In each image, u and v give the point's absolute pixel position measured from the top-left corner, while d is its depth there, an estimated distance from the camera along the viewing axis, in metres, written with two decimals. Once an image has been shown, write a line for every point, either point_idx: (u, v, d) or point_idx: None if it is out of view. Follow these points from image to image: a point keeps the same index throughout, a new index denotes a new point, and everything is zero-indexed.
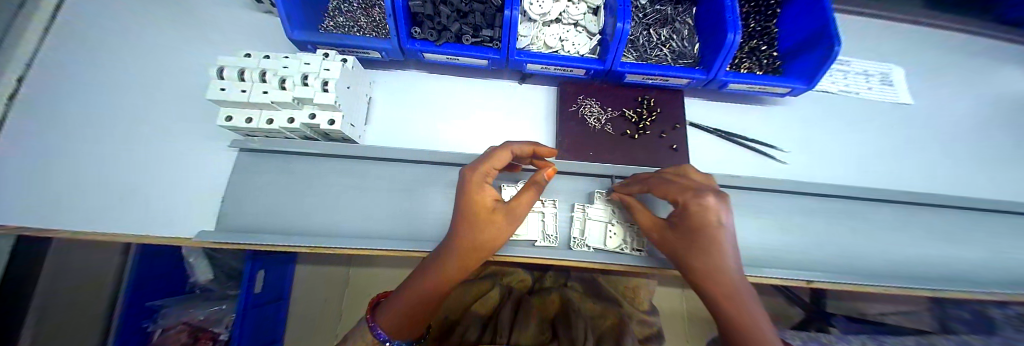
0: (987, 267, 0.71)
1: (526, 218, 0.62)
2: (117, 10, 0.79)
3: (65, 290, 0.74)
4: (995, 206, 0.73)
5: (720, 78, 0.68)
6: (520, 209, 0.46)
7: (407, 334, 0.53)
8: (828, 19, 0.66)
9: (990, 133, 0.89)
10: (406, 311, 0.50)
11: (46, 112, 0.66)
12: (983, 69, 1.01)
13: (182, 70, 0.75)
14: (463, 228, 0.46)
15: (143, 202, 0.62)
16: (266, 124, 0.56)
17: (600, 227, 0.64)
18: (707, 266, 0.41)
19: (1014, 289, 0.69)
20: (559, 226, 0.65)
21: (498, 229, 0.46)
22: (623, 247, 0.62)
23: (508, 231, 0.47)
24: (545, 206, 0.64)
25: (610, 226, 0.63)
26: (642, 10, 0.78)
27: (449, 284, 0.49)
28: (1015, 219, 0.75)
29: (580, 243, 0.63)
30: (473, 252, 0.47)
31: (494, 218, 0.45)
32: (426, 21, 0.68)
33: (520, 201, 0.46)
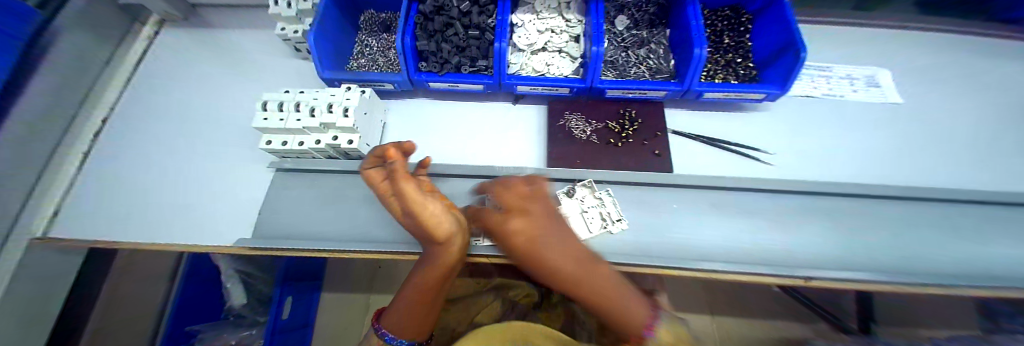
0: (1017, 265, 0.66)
1: None
2: (188, 66, 1.01)
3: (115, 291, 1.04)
4: (1002, 200, 0.71)
5: (694, 88, 0.74)
6: (418, 197, 0.49)
7: (410, 334, 0.61)
8: (793, 29, 0.71)
9: (995, 131, 0.87)
10: (406, 311, 0.59)
11: (122, 149, 0.86)
12: (981, 66, 1.01)
13: (230, 107, 0.91)
14: (411, 226, 0.55)
15: (195, 216, 0.74)
16: (299, 146, 0.68)
17: (581, 219, 0.69)
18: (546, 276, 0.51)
19: None
20: None
21: (434, 230, 0.51)
22: (606, 226, 0.67)
23: (440, 226, 0.51)
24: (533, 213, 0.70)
25: (587, 213, 0.68)
26: (620, 35, 0.87)
27: (439, 283, 0.59)
28: None
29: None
30: (434, 242, 0.54)
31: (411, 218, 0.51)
32: (431, 56, 0.80)
33: (401, 194, 0.48)
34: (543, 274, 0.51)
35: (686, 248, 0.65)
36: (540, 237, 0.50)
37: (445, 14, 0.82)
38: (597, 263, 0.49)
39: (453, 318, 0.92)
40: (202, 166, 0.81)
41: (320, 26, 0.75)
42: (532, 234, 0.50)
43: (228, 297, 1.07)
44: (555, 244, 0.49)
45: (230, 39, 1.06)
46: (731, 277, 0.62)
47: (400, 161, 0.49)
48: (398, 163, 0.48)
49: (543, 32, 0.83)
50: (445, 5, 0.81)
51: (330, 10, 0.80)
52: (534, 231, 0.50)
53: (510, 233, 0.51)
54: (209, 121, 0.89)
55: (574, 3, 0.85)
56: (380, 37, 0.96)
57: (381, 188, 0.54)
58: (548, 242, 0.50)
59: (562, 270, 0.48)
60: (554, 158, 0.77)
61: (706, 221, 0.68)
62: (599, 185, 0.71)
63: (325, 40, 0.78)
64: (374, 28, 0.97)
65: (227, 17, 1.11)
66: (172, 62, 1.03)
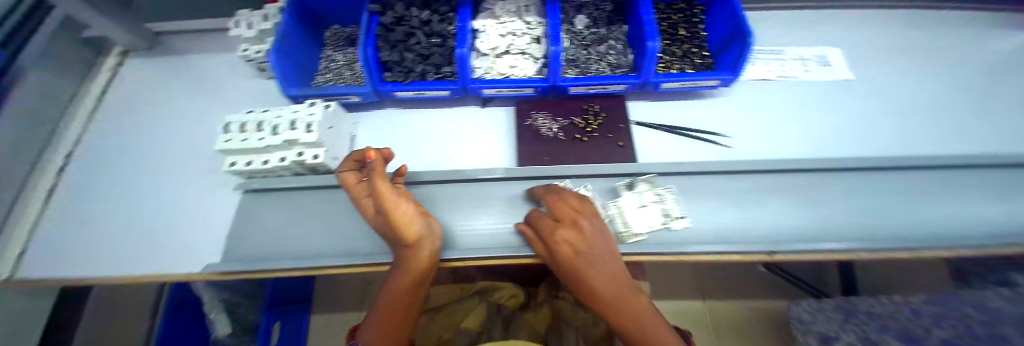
0: (984, 222, 0.66)
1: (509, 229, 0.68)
2: (153, 95, 1.00)
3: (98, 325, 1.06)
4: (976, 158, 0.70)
5: (652, 79, 0.76)
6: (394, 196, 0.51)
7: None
8: (740, 16, 0.74)
9: (939, 97, 0.92)
10: (378, 323, 0.59)
11: (85, 184, 0.84)
12: (923, 38, 1.07)
13: (196, 133, 0.90)
14: (383, 228, 0.56)
15: (165, 245, 0.72)
16: (264, 165, 0.68)
17: (639, 214, 0.68)
18: (584, 289, 0.53)
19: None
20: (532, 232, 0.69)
21: (407, 231, 0.52)
22: (623, 231, 0.68)
23: (411, 228, 0.52)
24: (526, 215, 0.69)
25: (645, 208, 0.68)
26: (579, 33, 0.90)
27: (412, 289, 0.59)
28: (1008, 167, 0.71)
29: (629, 234, 0.67)
30: (405, 244, 0.55)
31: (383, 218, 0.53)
32: (395, 66, 0.81)
33: (376, 192, 0.50)
34: (580, 287, 0.53)
35: (655, 234, 0.67)
36: (586, 250, 0.53)
37: (406, 24, 0.85)
38: (631, 288, 0.53)
39: (437, 326, 0.92)
40: (171, 194, 0.80)
41: (280, 44, 0.75)
42: (578, 248, 0.54)
43: (211, 328, 1.04)
44: (596, 260, 0.53)
45: (195, 64, 1.06)
46: (701, 258, 0.62)
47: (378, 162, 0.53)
48: (376, 163, 0.53)
49: (504, 36, 0.85)
50: (405, 16, 0.85)
51: (290, 28, 0.81)
52: (580, 245, 0.54)
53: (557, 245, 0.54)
54: (178, 147, 0.88)
55: (530, 7, 0.90)
56: (345, 51, 0.97)
57: (360, 189, 0.58)
58: (591, 257, 0.53)
59: (604, 288, 0.51)
60: (524, 158, 0.78)
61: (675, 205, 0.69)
62: (576, 181, 0.72)
63: (287, 58, 0.78)
64: (339, 42, 0.99)
65: (192, 43, 1.11)
66: (136, 91, 1.02)
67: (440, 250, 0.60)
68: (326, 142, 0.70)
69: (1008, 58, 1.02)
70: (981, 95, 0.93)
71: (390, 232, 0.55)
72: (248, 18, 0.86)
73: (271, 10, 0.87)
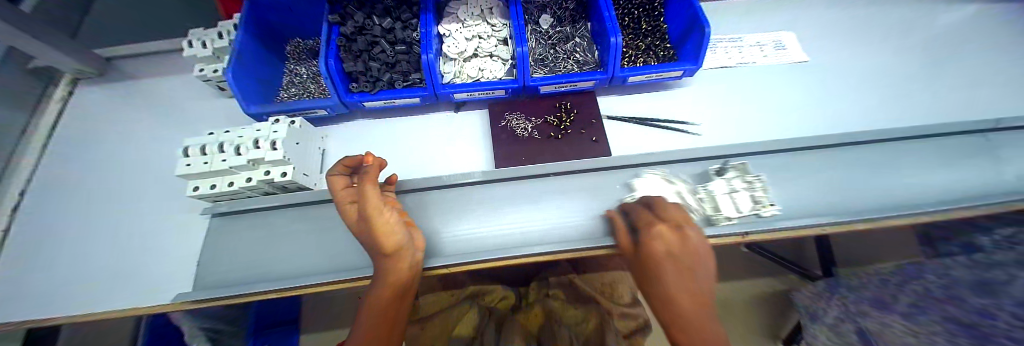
0: (926, 187, 0.72)
1: (486, 232, 0.68)
2: (109, 123, 0.95)
3: None
4: (919, 129, 0.76)
5: (618, 74, 0.78)
6: (381, 202, 0.53)
7: None
8: (696, 9, 0.76)
9: (886, 74, 0.99)
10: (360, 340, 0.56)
11: (39, 223, 0.78)
12: (871, 16, 1.13)
13: (159, 159, 0.86)
14: (363, 237, 0.54)
15: (131, 278, 0.69)
16: (228, 187, 0.66)
17: (728, 198, 0.67)
18: (660, 293, 0.51)
19: (973, 202, 0.67)
20: (513, 234, 0.68)
21: (389, 238, 0.52)
22: (716, 215, 0.67)
23: (394, 234, 0.53)
24: (503, 219, 0.69)
25: (736, 193, 0.67)
26: (545, 33, 0.91)
27: (392, 300, 0.58)
28: (948, 135, 0.77)
29: (720, 217, 0.66)
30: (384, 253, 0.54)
31: (365, 223, 0.52)
32: (361, 76, 0.80)
33: (364, 195, 0.52)
34: (656, 289, 0.52)
35: None
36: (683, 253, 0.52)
37: (368, 33, 0.84)
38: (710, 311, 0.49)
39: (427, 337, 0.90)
40: (135, 224, 0.76)
41: (237, 62, 0.73)
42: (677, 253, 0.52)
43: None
44: (688, 267, 0.51)
45: (152, 87, 1.01)
46: None
47: (373, 169, 0.56)
48: (373, 168, 0.56)
49: (471, 39, 0.86)
50: (366, 25, 0.84)
51: (247, 44, 0.78)
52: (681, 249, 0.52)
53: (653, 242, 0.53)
54: (141, 175, 0.84)
55: (494, 9, 0.90)
56: (309, 64, 0.96)
57: (347, 195, 0.57)
58: (682, 262, 0.51)
59: (682, 296, 0.49)
60: (500, 160, 0.78)
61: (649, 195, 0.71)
62: (571, 175, 0.73)
63: (245, 75, 0.76)
64: (302, 55, 0.97)
65: (148, 65, 1.06)
66: (90, 121, 0.96)
67: (421, 261, 0.60)
68: (293, 159, 0.68)
69: (946, 31, 1.09)
70: (921, 69, 1.00)
71: (369, 240, 0.54)
72: (201, 36, 0.83)
73: (226, 27, 0.84)
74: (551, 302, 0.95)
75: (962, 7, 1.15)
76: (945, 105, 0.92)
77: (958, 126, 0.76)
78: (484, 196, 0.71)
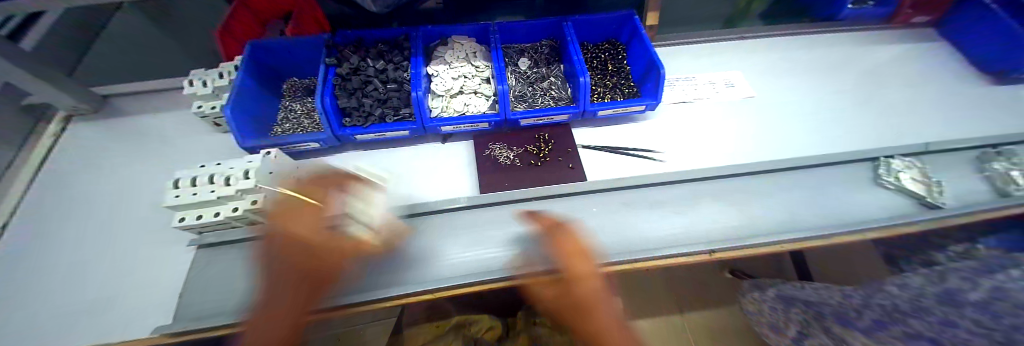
0: (859, 206, 0.82)
1: (474, 257, 0.71)
2: (101, 156, 0.97)
3: None
4: (845, 157, 0.89)
5: (588, 108, 0.88)
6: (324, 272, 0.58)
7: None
8: (652, 54, 0.89)
9: (825, 106, 1.13)
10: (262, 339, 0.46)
11: (13, 258, 0.76)
12: (808, 57, 1.30)
13: (150, 191, 0.88)
14: (273, 251, 0.59)
15: (108, 312, 0.67)
16: (214, 217, 0.68)
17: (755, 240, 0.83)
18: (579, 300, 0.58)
19: (898, 218, 0.77)
20: (497, 259, 0.71)
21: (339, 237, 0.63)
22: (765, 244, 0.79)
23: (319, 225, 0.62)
24: (490, 244, 0.73)
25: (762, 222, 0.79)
26: (524, 73, 1.01)
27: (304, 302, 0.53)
28: (866, 160, 0.90)
29: (733, 234, 0.76)
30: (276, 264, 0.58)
31: (289, 263, 0.56)
32: (354, 111, 0.87)
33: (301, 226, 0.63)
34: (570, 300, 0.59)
35: (608, 245, 0.73)
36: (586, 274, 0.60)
37: (362, 74, 0.91)
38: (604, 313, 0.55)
39: None
40: (118, 257, 0.75)
41: (236, 98, 0.78)
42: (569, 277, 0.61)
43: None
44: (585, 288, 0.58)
45: (148, 121, 1.05)
46: (652, 263, 0.69)
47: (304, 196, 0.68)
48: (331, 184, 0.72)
49: (457, 78, 0.95)
50: (361, 66, 0.92)
51: (247, 83, 0.85)
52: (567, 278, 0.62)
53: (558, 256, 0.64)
54: (132, 207, 0.85)
55: (477, 53, 1.01)
56: (304, 101, 1.02)
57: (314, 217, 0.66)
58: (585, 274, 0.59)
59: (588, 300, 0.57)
60: (483, 187, 0.83)
61: (620, 218, 0.77)
62: (547, 199, 0.79)
63: (243, 112, 0.81)
64: (298, 93, 1.04)
65: (144, 102, 1.11)
66: (82, 155, 0.98)
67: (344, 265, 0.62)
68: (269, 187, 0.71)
69: (870, 69, 1.27)
70: (853, 101, 1.15)
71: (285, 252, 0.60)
72: (202, 76, 0.89)
73: (227, 68, 0.91)
74: (539, 332, 0.92)
75: (884, 50, 1.34)
76: (875, 132, 1.05)
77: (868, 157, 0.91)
78: (472, 221, 0.76)
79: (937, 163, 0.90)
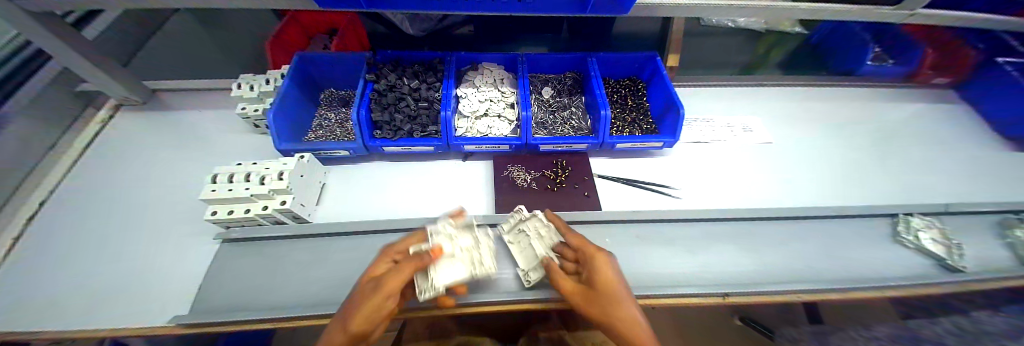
0: (878, 262, 0.81)
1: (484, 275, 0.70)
2: (143, 145, 1.03)
3: None
4: (860, 210, 0.89)
5: (608, 140, 0.91)
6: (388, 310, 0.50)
7: None
8: (672, 94, 0.93)
9: (841, 157, 1.14)
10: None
11: (51, 234, 0.80)
12: (824, 109, 1.33)
13: (185, 182, 0.93)
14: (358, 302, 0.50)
15: (130, 296, 0.69)
16: (244, 213, 0.71)
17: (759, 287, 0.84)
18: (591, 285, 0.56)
19: (916, 279, 0.76)
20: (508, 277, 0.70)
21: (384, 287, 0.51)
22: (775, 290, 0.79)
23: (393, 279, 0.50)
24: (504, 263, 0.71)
25: (780, 268, 0.78)
26: (546, 101, 1.07)
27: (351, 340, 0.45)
28: (885, 214, 0.90)
29: (746, 277, 0.76)
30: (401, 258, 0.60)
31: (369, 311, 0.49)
32: (386, 125, 0.92)
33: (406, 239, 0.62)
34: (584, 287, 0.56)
35: (622, 277, 0.73)
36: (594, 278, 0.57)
37: (397, 90, 0.97)
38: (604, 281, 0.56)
39: None
40: (149, 242, 0.79)
41: (279, 105, 0.84)
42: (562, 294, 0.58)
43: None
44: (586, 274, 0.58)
45: (191, 117, 1.12)
46: (666, 300, 0.69)
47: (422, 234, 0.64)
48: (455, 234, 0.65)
49: (483, 102, 1.00)
50: (397, 84, 0.98)
51: (290, 91, 0.91)
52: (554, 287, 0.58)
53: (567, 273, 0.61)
54: (166, 195, 0.90)
55: (504, 79, 1.06)
56: (338, 110, 1.08)
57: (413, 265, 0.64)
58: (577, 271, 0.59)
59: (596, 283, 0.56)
60: (500, 206, 0.85)
61: (636, 252, 0.77)
62: (563, 225, 0.80)
63: (283, 117, 0.87)
64: (333, 103, 1.10)
65: (188, 99, 1.18)
66: (126, 142, 1.04)
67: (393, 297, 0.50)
68: (294, 189, 0.75)
69: (886, 125, 1.29)
70: (869, 155, 1.16)
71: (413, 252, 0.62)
72: (250, 81, 0.96)
73: (274, 75, 0.98)
74: None
75: (900, 106, 1.36)
76: (892, 188, 1.05)
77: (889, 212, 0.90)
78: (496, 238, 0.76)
79: (958, 224, 0.89)
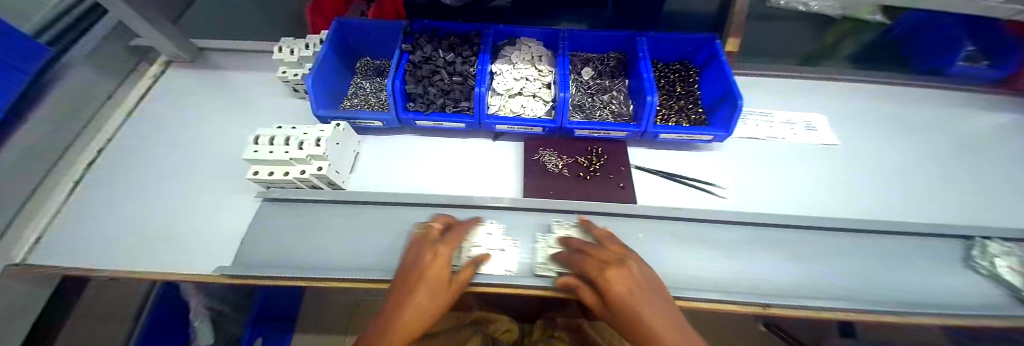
0: (949, 290, 0.72)
1: (501, 255, 0.69)
2: (189, 102, 1.09)
3: (89, 320, 1.06)
4: (935, 229, 0.79)
5: (650, 129, 0.84)
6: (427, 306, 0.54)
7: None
8: (730, 82, 0.83)
9: (917, 168, 1.00)
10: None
11: (107, 179, 0.89)
12: (905, 112, 1.16)
13: (227, 141, 0.97)
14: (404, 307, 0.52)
15: (176, 242, 0.75)
16: (284, 176, 0.73)
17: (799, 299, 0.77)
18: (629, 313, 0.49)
19: (990, 313, 0.67)
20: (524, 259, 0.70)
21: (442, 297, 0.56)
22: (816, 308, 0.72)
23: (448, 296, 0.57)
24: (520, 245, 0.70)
25: (830, 284, 0.71)
26: (586, 83, 1.00)
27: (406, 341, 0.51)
28: (965, 237, 0.79)
29: (790, 288, 0.69)
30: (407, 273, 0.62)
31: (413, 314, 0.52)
32: (419, 98, 0.90)
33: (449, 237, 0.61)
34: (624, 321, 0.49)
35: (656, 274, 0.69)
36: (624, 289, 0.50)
37: (432, 63, 0.95)
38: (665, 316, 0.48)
39: None
40: (193, 194, 0.84)
41: (317, 71, 0.84)
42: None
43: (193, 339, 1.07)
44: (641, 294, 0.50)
45: (235, 77, 1.16)
46: (700, 305, 0.65)
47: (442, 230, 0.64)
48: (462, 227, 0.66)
49: (519, 79, 0.95)
50: (432, 56, 0.95)
51: (328, 57, 0.91)
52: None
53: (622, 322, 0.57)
54: (209, 151, 0.94)
55: (543, 57, 1.00)
56: (373, 80, 1.07)
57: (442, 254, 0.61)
58: (636, 287, 0.50)
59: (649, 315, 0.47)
60: (530, 190, 0.83)
61: (672, 251, 0.73)
62: (596, 215, 0.76)
63: (321, 83, 0.87)
64: (368, 72, 1.09)
65: (232, 60, 1.22)
66: (174, 99, 1.10)
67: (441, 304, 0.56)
68: (330, 156, 0.76)
69: (980, 136, 1.11)
70: (954, 168, 1.01)
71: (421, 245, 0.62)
72: (290, 44, 0.97)
73: (313, 41, 0.98)
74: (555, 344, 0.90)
75: (1001, 116, 1.16)
76: (979, 209, 0.91)
77: (968, 236, 0.79)
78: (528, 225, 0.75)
79: None
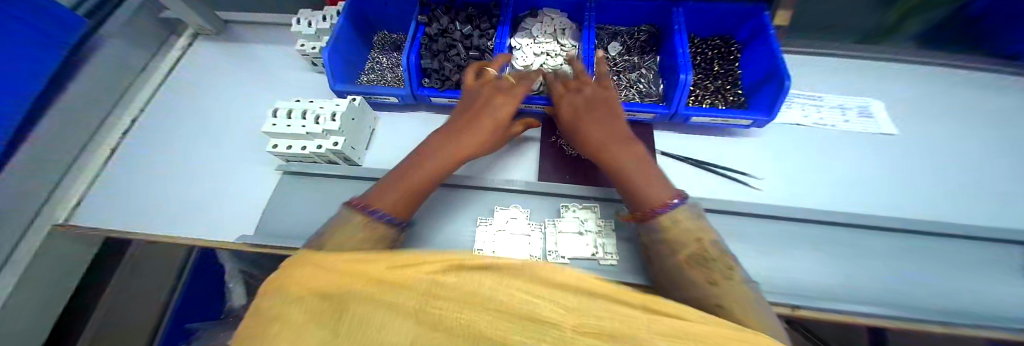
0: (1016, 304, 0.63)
1: (513, 241, 0.69)
2: (214, 75, 1.11)
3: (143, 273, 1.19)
4: (1011, 236, 0.68)
5: (681, 111, 0.77)
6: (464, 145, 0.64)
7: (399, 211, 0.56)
8: (778, 59, 0.74)
9: (995, 165, 0.87)
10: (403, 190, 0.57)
11: (144, 151, 0.95)
12: (989, 101, 1.00)
13: (249, 114, 0.99)
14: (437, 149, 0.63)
15: (206, 212, 0.80)
16: (300, 150, 0.73)
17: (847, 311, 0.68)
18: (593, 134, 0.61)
19: None
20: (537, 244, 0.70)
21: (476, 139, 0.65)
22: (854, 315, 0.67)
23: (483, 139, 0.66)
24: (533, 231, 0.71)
25: (869, 288, 0.65)
26: (612, 60, 0.93)
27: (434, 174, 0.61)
28: None
29: (823, 290, 0.64)
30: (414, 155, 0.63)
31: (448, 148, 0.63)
32: (434, 73, 0.87)
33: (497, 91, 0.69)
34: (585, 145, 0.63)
35: None
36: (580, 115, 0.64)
37: (448, 36, 0.90)
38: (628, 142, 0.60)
39: None
40: (218, 166, 0.88)
41: (333, 44, 0.83)
42: (704, 278, 0.41)
43: (229, 297, 1.15)
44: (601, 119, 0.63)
45: (257, 50, 1.17)
46: None
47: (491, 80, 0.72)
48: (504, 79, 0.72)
49: (539, 55, 0.90)
50: (448, 28, 0.91)
51: (344, 29, 0.89)
52: (716, 282, 0.40)
53: (650, 224, 0.50)
54: (233, 124, 0.97)
55: (567, 30, 0.93)
56: (389, 54, 1.04)
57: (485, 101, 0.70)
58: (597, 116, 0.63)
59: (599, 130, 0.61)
60: (545, 174, 0.80)
61: None
62: (614, 203, 0.73)
63: (337, 56, 0.86)
64: (385, 46, 1.06)
65: (255, 33, 1.22)
66: (200, 71, 1.13)
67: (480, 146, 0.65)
68: (346, 132, 0.76)
69: None
70: None
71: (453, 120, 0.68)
72: (307, 16, 0.95)
73: (330, 12, 0.96)
74: None
75: None
76: None
77: None
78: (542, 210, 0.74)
79: None
